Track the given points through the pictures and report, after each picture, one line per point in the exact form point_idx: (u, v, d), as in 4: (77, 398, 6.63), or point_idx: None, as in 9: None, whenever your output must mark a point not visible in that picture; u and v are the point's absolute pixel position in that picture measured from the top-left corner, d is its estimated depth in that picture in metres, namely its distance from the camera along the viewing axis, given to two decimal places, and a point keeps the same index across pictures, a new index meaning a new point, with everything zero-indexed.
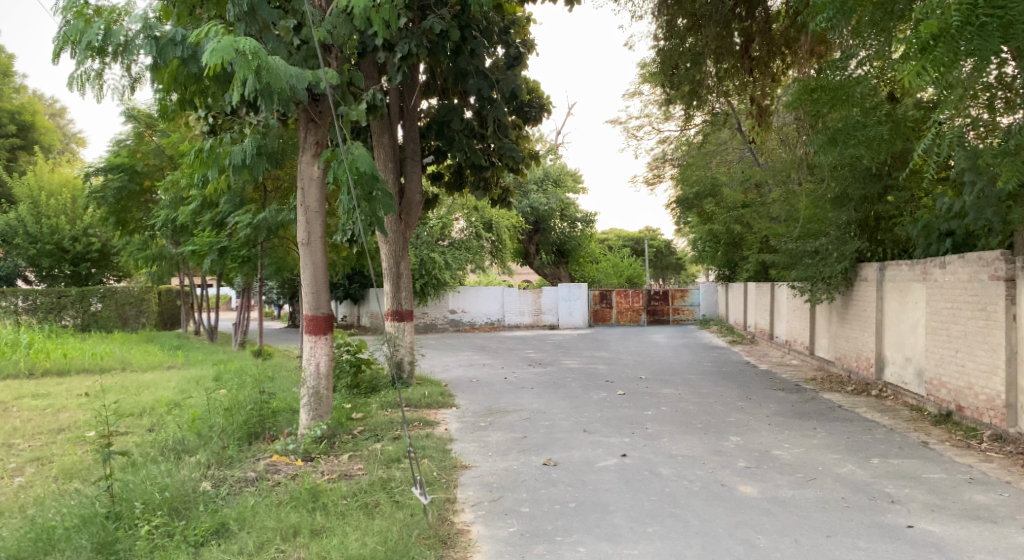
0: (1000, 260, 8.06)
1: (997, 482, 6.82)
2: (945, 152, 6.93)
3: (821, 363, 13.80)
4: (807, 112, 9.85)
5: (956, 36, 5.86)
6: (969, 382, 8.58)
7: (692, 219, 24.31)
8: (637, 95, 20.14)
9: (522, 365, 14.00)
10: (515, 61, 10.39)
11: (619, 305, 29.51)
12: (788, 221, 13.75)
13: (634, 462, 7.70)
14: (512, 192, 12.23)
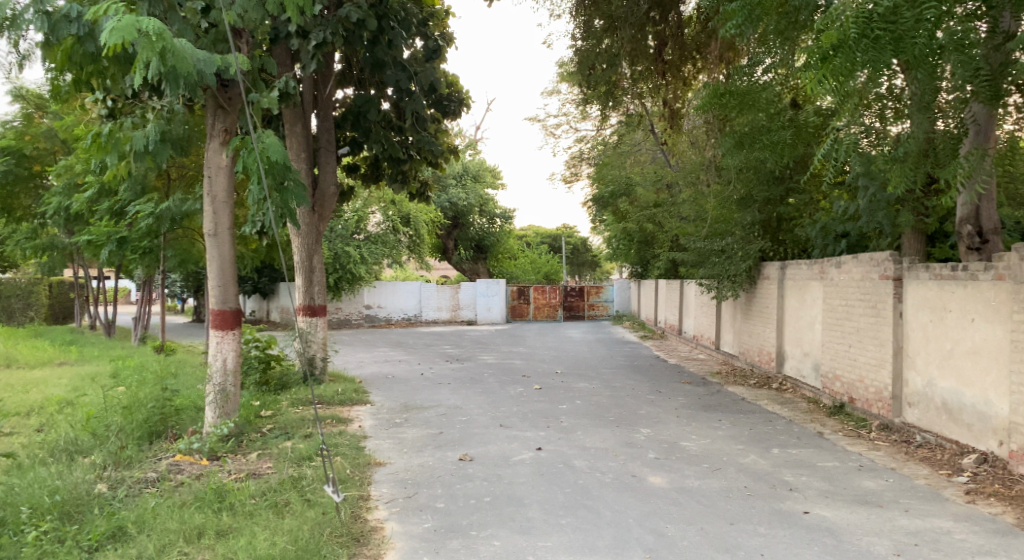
0: (889, 260, 8.62)
1: (884, 468, 7.30)
2: (843, 158, 7.31)
3: (727, 358, 14.36)
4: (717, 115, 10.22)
5: (853, 47, 6.14)
6: (860, 375, 9.12)
7: (607, 217, 24.89)
8: (554, 93, 20.31)
9: (438, 361, 13.94)
10: (432, 53, 10.16)
11: (537, 301, 29.84)
12: (697, 221, 14.23)
13: (549, 455, 7.82)
14: (430, 186, 12.16)
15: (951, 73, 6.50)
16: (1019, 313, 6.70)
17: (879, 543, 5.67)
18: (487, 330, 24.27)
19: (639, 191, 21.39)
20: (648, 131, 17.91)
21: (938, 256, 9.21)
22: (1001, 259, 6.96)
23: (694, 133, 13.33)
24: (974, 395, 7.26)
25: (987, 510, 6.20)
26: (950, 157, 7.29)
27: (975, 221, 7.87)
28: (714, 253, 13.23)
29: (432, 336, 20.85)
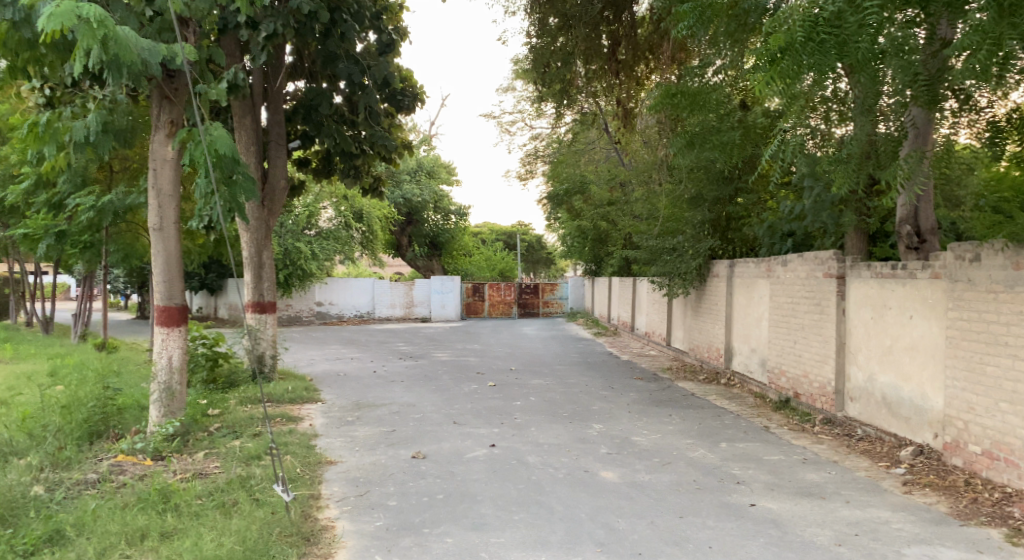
0: (833, 259, 8.88)
1: (827, 461, 7.52)
2: (789, 159, 7.48)
3: (677, 354, 14.58)
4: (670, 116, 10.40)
5: (800, 50, 6.25)
6: (805, 370, 9.38)
7: (562, 214, 25.15)
8: (509, 90, 20.38)
9: (391, 358, 13.85)
10: (387, 48, 10.18)
11: (491, 298, 29.86)
12: (649, 220, 14.46)
13: (502, 452, 7.84)
14: (383, 182, 12.02)
15: (893, 78, 6.69)
16: (954, 310, 6.98)
17: (822, 533, 5.84)
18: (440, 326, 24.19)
19: (594, 189, 21.54)
20: (601, 129, 18.09)
21: (878, 255, 9.52)
22: (938, 258, 7.25)
23: (646, 132, 13.44)
24: (911, 389, 7.53)
25: (923, 500, 6.44)
26: (891, 159, 7.53)
27: (914, 221, 8.16)
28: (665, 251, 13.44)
29: (383, 333, 20.68)
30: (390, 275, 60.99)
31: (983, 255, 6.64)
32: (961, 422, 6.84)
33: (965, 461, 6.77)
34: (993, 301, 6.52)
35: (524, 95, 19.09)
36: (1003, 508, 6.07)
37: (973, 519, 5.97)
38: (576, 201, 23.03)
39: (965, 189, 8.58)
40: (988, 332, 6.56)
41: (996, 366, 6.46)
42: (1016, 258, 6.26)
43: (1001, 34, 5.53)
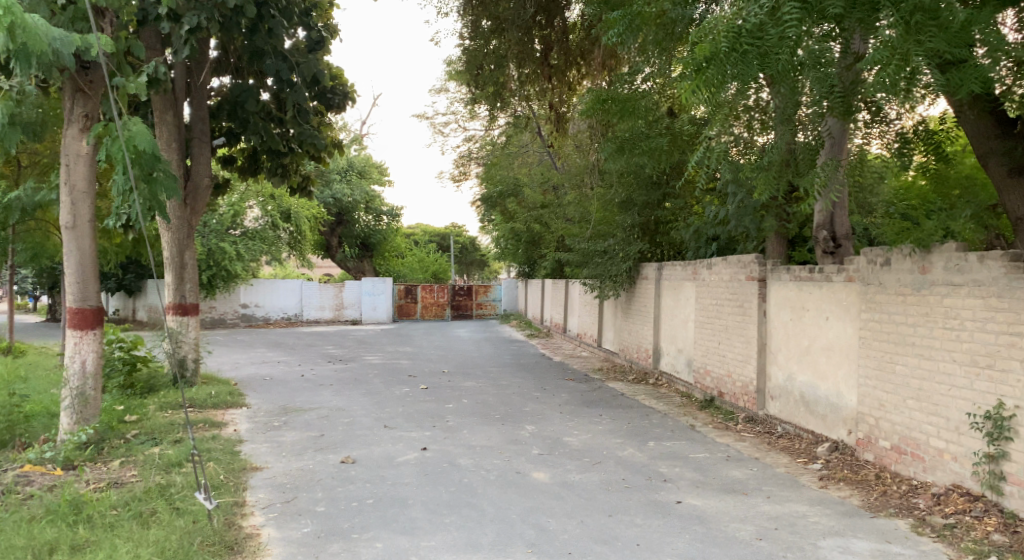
0: (754, 262, 9.21)
1: (749, 458, 7.78)
2: (714, 165, 7.62)
3: (608, 355, 14.82)
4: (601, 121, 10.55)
5: (724, 61, 6.36)
6: (728, 370, 9.69)
7: (496, 217, 25.23)
8: (444, 91, 20.23)
9: (320, 361, 13.59)
10: (317, 45, 9.95)
11: (424, 300, 29.70)
12: (581, 222, 14.65)
13: (434, 455, 7.80)
14: (312, 181, 11.70)
15: (810, 89, 6.95)
16: (866, 312, 7.33)
17: (744, 528, 6.04)
18: (370, 329, 23.87)
19: (527, 191, 21.97)
20: (534, 133, 18.23)
21: (798, 258, 9.97)
22: (852, 262, 7.60)
23: (578, 137, 13.66)
24: (827, 388, 7.88)
25: (838, 494, 6.74)
26: (809, 167, 7.85)
27: (830, 226, 8.53)
28: (597, 253, 13.70)
29: (312, 336, 20.22)
30: (320, 276, 59.94)
31: (893, 259, 7.00)
32: (873, 419, 7.20)
33: (875, 455, 7.13)
34: (902, 304, 6.87)
35: (457, 96, 19.01)
36: (910, 499, 6.41)
37: (882, 511, 6.28)
38: (510, 203, 23.29)
39: (878, 198, 9.01)
40: (896, 333, 6.92)
41: (904, 364, 6.82)
42: (922, 262, 6.64)
43: (908, 50, 5.72)
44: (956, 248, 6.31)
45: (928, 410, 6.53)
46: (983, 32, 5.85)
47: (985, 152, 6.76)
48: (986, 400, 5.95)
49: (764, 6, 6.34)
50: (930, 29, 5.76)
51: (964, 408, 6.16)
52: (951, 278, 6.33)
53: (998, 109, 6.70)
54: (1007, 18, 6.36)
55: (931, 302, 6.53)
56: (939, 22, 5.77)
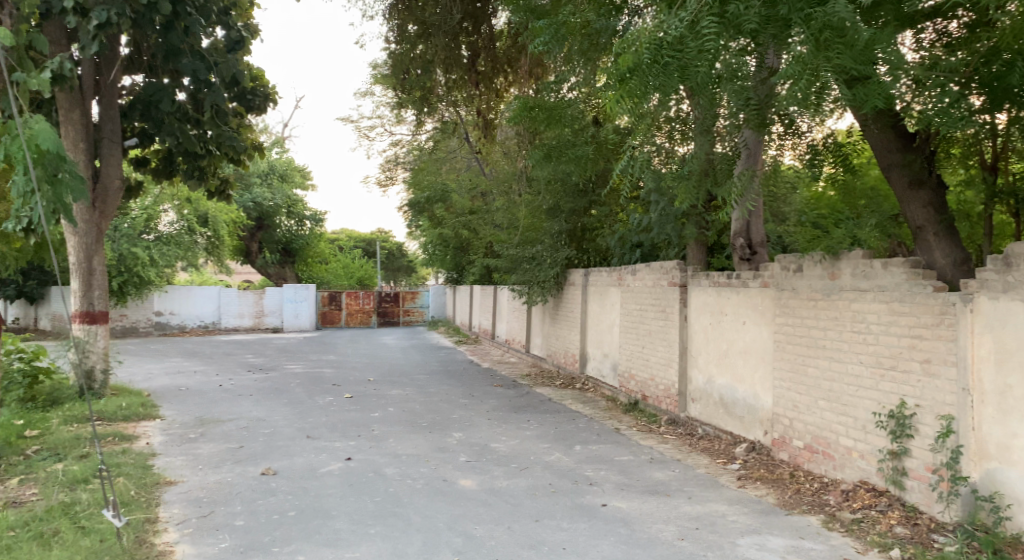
0: (676, 268, 9.45)
1: (671, 460, 7.96)
2: (637, 174, 7.68)
3: (536, 360, 14.92)
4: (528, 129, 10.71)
5: (646, 71, 6.42)
6: (652, 374, 9.91)
7: (422, 222, 25.06)
8: (368, 95, 19.92)
9: (240, 370, 13.16)
10: (236, 44, 9.61)
11: (348, 308, 29.49)
12: (509, 229, 14.67)
13: (358, 465, 7.65)
14: (231, 185, 11.31)
15: (727, 102, 7.17)
16: (781, 316, 7.62)
17: (666, 529, 6.17)
18: (288, 338, 23.26)
19: (455, 197, 22.01)
20: (461, 138, 18.17)
21: (717, 264, 10.21)
22: (767, 269, 7.89)
23: (506, 143, 13.77)
24: (744, 390, 8.15)
25: (754, 492, 6.96)
26: (727, 176, 7.99)
27: (746, 234, 8.83)
28: (525, 259, 13.76)
29: (229, 344, 19.55)
30: (236, 283, 58.07)
31: (805, 266, 7.30)
32: (787, 419, 7.48)
33: (790, 455, 7.41)
34: (814, 308, 7.17)
35: (383, 101, 18.78)
36: (822, 496, 6.69)
37: (796, 508, 6.53)
38: (437, 208, 23.38)
39: (791, 207, 9.45)
40: (809, 336, 7.21)
41: (816, 366, 7.11)
42: (832, 269, 6.95)
43: (818, 66, 5.94)
44: (863, 255, 6.63)
45: (838, 411, 6.83)
46: (886, 51, 6.02)
47: (888, 164, 7.16)
48: (890, 400, 6.26)
49: (683, 20, 6.40)
50: (837, 47, 5.91)
51: (871, 407, 6.46)
52: (858, 283, 6.65)
53: (899, 123, 7.07)
54: (907, 39, 6.73)
55: (841, 306, 6.84)
56: (845, 39, 5.93)
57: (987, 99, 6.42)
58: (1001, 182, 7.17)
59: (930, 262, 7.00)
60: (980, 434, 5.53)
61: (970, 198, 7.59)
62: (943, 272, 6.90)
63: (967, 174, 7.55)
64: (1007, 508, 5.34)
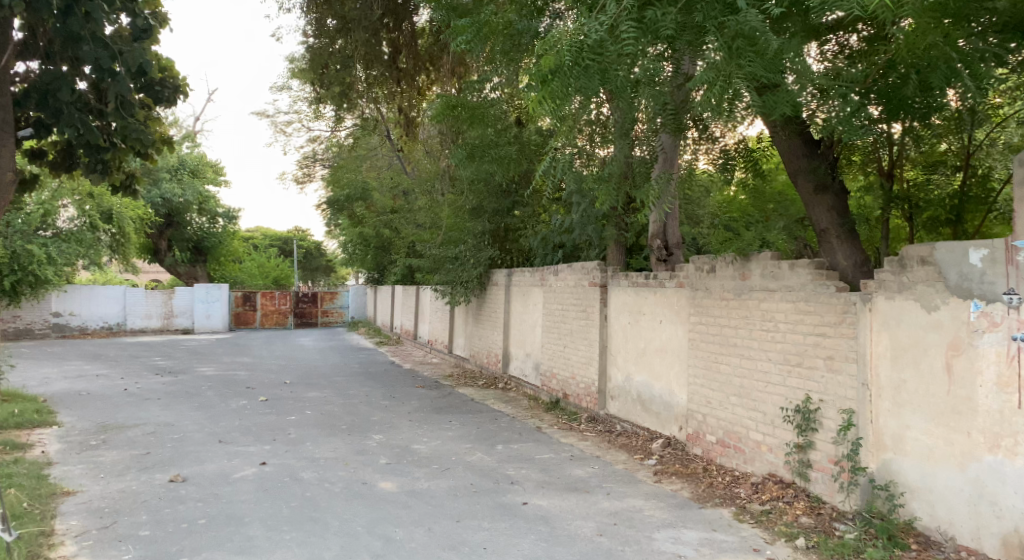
0: (597, 269, 9.59)
1: (590, 457, 8.07)
2: (559, 176, 7.68)
3: (458, 360, 14.87)
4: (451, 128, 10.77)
5: (567, 73, 6.35)
6: (573, 372, 10.04)
7: (343, 220, 24.66)
8: (285, 90, 19.37)
9: (146, 374, 12.57)
10: (143, 34, 8.91)
11: (265, 308, 28.76)
12: (431, 228, 14.55)
13: (274, 469, 7.42)
14: (139, 180, 10.26)
15: (646, 107, 7.34)
16: (695, 315, 7.83)
17: (586, 525, 6.24)
18: (197, 339, 22.36)
19: (376, 196, 21.93)
20: (382, 135, 17.91)
21: (635, 265, 10.47)
22: (683, 269, 8.10)
23: (428, 142, 13.67)
24: (661, 387, 8.36)
25: (670, 487, 7.14)
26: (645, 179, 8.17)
27: (664, 235, 9.05)
28: (448, 259, 13.68)
29: (135, 347, 18.66)
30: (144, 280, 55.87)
31: (718, 267, 7.52)
32: (700, 415, 7.70)
33: (703, 449, 7.64)
34: (725, 307, 7.41)
35: (301, 95, 18.29)
36: (733, 489, 6.91)
37: (709, 502, 6.72)
38: (358, 208, 23.06)
39: (704, 210, 9.76)
40: (721, 334, 7.44)
41: (727, 363, 7.35)
42: (743, 270, 7.18)
43: (730, 73, 6.12)
44: (772, 256, 6.88)
45: (748, 406, 7.08)
46: (794, 62, 6.21)
47: (795, 169, 7.43)
48: (797, 395, 6.52)
49: (603, 23, 6.36)
50: (748, 55, 6.08)
51: (779, 403, 6.72)
52: (766, 283, 6.89)
53: (805, 130, 7.36)
54: (813, 50, 6.90)
55: (751, 305, 7.07)
56: (756, 48, 6.08)
57: (883, 109, 6.70)
58: (897, 189, 7.54)
59: (833, 263, 7.30)
60: (877, 426, 5.84)
61: (868, 203, 7.97)
62: (844, 273, 7.21)
63: (866, 180, 7.94)
64: (901, 496, 5.66)
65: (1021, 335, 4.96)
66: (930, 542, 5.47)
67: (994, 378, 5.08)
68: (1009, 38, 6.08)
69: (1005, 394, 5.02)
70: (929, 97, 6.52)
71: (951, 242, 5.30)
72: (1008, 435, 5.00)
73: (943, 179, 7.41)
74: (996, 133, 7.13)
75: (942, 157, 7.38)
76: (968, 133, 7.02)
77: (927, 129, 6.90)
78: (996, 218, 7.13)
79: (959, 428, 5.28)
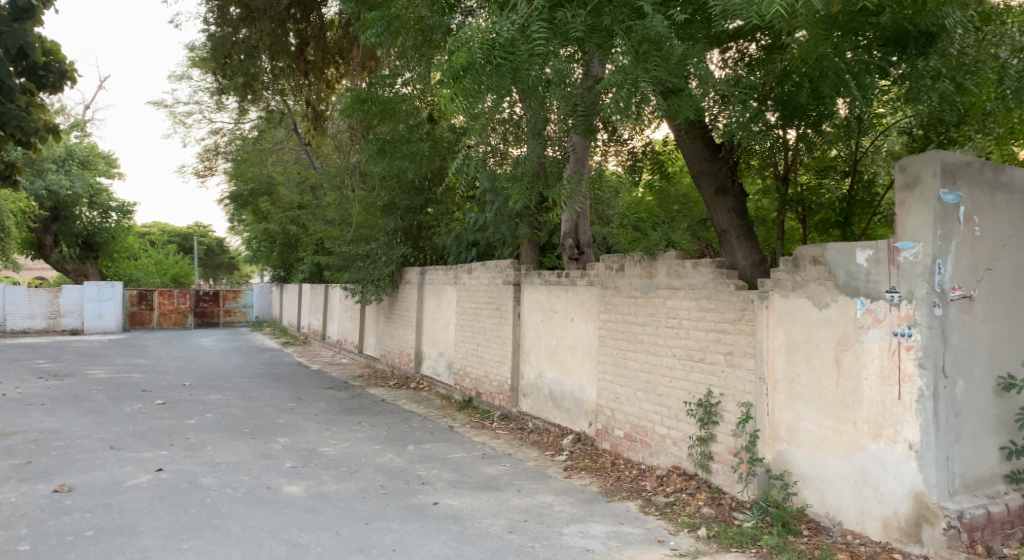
0: (511, 267, 9.63)
1: (502, 454, 8.09)
2: (472, 174, 7.62)
3: (369, 360, 14.61)
4: (361, 123, 10.62)
5: (480, 71, 6.29)
6: (486, 370, 10.06)
7: (246, 216, 23.88)
8: (184, 79, 18.51)
9: (30, 377, 11.76)
10: (24, 13, 8.13)
11: (162, 307, 27.44)
12: (342, 225, 14.27)
13: (171, 476, 7.08)
14: (20, 169, 9.24)
15: (557, 107, 7.41)
16: (605, 312, 7.97)
17: (496, 523, 6.24)
18: (84, 340, 21.13)
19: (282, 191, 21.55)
20: (290, 129, 17.39)
21: (547, 264, 10.58)
22: (593, 268, 8.24)
23: (338, 136, 13.38)
24: (572, 383, 8.48)
25: (579, 482, 7.23)
26: (557, 178, 8.53)
27: (575, 235, 9.18)
28: (358, 257, 13.43)
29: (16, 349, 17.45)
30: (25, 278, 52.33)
31: (626, 266, 7.69)
32: (609, 410, 7.85)
33: (611, 444, 7.79)
34: (633, 304, 7.57)
35: (202, 85, 17.51)
36: (639, 482, 7.07)
37: (617, 495, 6.85)
38: (262, 202, 22.21)
39: (615, 210, 10.09)
40: (629, 331, 7.60)
41: (635, 359, 7.52)
42: (649, 268, 7.36)
43: (637, 77, 6.22)
44: (676, 256, 7.08)
45: (655, 401, 7.25)
46: (697, 67, 6.36)
47: (697, 172, 7.67)
48: (699, 389, 6.74)
49: (515, 22, 6.38)
50: (654, 59, 6.20)
51: (682, 397, 6.93)
52: (671, 282, 7.09)
53: (707, 134, 7.61)
54: (713, 57, 7.18)
55: (657, 303, 7.25)
56: (661, 51, 6.20)
57: (780, 116, 6.97)
58: (792, 192, 7.83)
59: (732, 263, 7.54)
60: (773, 419, 6.11)
61: (766, 205, 8.25)
62: (743, 272, 7.47)
63: (764, 183, 8.20)
64: (795, 485, 5.94)
65: (901, 330, 5.26)
66: (820, 527, 5.77)
67: (877, 371, 5.38)
68: (891, 52, 6.43)
69: (887, 386, 5.33)
70: (822, 105, 6.78)
71: (840, 243, 5.59)
72: (890, 424, 5.31)
73: (834, 183, 7.83)
74: (880, 140, 7.53)
75: (833, 162, 7.83)
76: (856, 141, 7.39)
77: (819, 135, 7.13)
78: (880, 221, 7.61)
79: (846, 419, 5.57)
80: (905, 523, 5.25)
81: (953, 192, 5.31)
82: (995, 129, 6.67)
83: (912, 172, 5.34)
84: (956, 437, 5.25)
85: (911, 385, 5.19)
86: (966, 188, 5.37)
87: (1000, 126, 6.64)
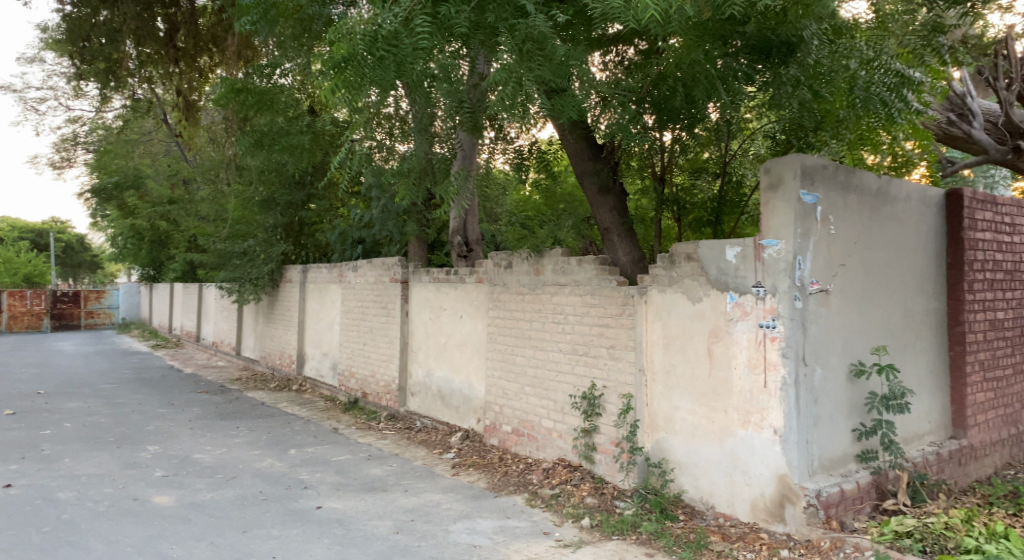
0: (397, 265, 9.54)
1: (389, 455, 8.00)
2: (356, 168, 7.52)
3: (247, 362, 14.10)
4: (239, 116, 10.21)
5: (362, 63, 6.22)
6: (372, 370, 9.92)
7: (111, 212, 22.46)
8: (36, 62, 17.14)
9: None
10: None
11: (13, 309, 25.46)
12: (218, 221, 13.72)
13: (22, 491, 6.59)
14: None
15: (443, 103, 7.36)
16: (492, 309, 8.04)
17: (381, 524, 6.17)
18: None
19: (151, 184, 20.51)
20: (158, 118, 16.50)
21: (435, 262, 10.57)
22: (481, 265, 8.28)
23: (212, 129, 12.70)
24: (460, 381, 8.49)
25: (467, 478, 7.26)
26: (444, 175, 8.45)
27: (463, 232, 9.19)
28: (234, 255, 12.92)
29: None
30: None
31: (514, 262, 7.76)
32: (497, 406, 7.92)
33: (499, 440, 7.85)
34: (521, 300, 7.66)
35: (56, 69, 16.28)
36: (526, 476, 7.15)
37: (504, 490, 6.92)
38: (129, 196, 21.02)
39: (502, 208, 10.19)
40: (517, 327, 7.69)
41: (522, 355, 7.61)
42: (536, 265, 7.47)
43: (521, 75, 6.29)
44: (562, 252, 7.21)
45: (541, 395, 7.37)
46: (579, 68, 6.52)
47: (581, 171, 7.84)
48: (583, 383, 6.90)
49: (397, 14, 6.30)
50: (538, 58, 6.30)
51: (567, 391, 7.07)
52: (557, 279, 7.21)
53: (590, 134, 7.79)
54: (595, 58, 7.20)
55: (543, 299, 7.37)
56: (545, 52, 6.31)
57: (656, 119, 7.22)
58: (667, 192, 8.13)
59: (614, 259, 7.74)
60: (652, 409, 6.33)
61: (644, 204, 8.50)
62: (624, 268, 7.67)
63: (643, 183, 8.46)
64: (672, 472, 6.20)
65: (766, 322, 5.58)
66: (694, 512, 6.03)
67: (746, 361, 5.68)
68: (756, 60, 6.75)
69: (754, 374, 5.63)
70: (693, 108, 7.03)
71: (712, 241, 5.86)
72: (756, 411, 5.62)
73: (705, 184, 8.14)
74: (747, 144, 7.90)
75: (705, 164, 8.13)
76: (726, 143, 7.76)
77: (692, 138, 7.56)
78: (748, 220, 8.05)
79: (718, 407, 5.86)
80: (771, 503, 5.57)
81: (812, 192, 5.67)
82: (846, 135, 7.02)
83: (776, 174, 5.67)
84: (815, 421, 5.61)
85: (775, 373, 5.51)
86: (822, 189, 5.75)
87: (851, 132, 7.01)
